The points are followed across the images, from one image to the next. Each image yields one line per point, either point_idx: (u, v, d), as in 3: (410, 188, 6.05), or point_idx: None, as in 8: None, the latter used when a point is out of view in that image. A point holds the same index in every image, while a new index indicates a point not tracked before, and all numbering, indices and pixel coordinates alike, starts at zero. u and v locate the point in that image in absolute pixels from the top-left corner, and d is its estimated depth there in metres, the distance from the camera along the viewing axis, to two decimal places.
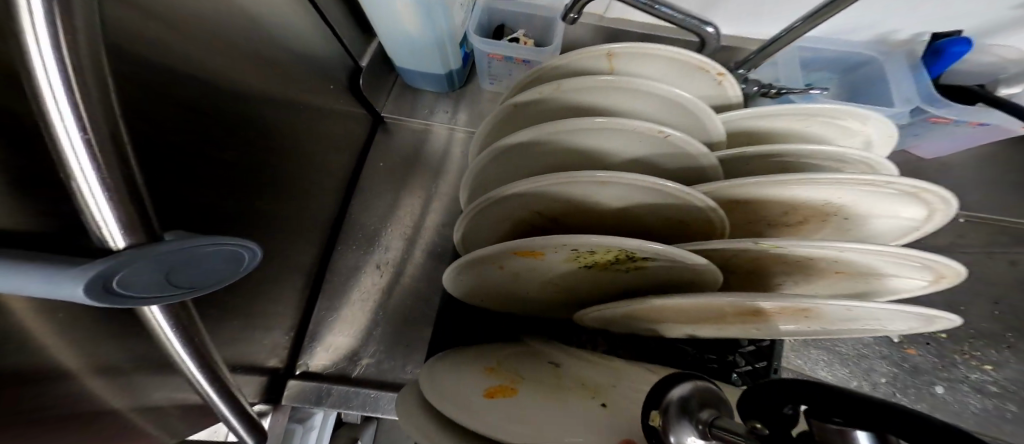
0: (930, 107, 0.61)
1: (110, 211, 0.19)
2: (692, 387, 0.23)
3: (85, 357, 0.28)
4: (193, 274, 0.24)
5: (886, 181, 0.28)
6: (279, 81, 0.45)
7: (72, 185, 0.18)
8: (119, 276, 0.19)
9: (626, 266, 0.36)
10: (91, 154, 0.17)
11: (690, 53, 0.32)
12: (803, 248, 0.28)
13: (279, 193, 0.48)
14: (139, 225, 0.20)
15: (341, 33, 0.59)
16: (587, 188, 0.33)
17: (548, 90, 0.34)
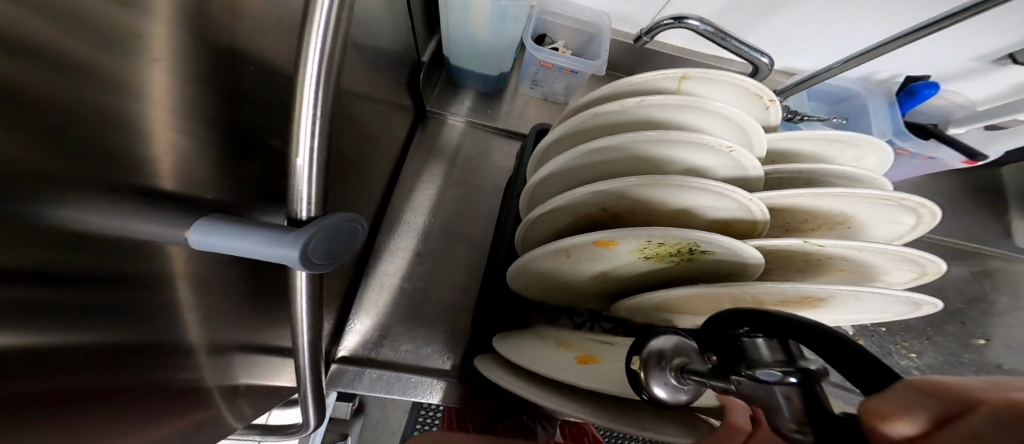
0: (899, 139, 0.76)
1: (312, 182, 0.25)
2: (670, 342, 0.33)
3: (193, 312, 0.30)
4: (338, 250, 0.26)
5: (896, 197, 0.37)
6: (373, 69, 0.48)
7: (293, 160, 0.24)
8: (310, 246, 0.23)
9: (682, 258, 0.42)
10: (315, 137, 0.23)
11: (749, 81, 0.40)
12: (837, 246, 0.37)
13: (353, 176, 0.50)
14: (321, 195, 0.26)
15: (416, 27, 0.63)
16: (664, 188, 0.39)
17: (631, 103, 0.40)
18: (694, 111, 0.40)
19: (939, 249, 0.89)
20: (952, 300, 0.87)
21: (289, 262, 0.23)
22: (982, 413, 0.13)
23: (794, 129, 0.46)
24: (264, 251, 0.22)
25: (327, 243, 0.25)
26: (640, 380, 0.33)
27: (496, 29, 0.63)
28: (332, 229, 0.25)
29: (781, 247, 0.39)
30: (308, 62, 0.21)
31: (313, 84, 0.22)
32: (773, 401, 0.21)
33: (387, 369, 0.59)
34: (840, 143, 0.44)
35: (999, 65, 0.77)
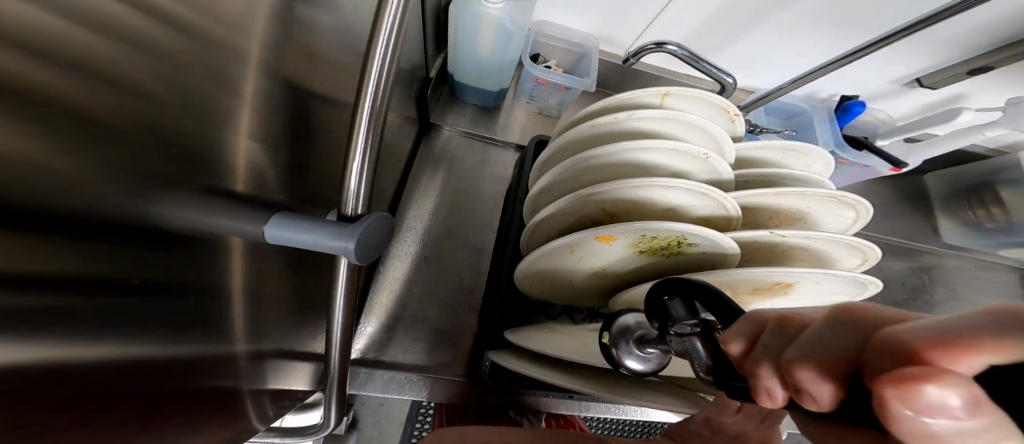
0: (839, 150, 0.87)
1: (361, 184, 0.26)
2: (632, 318, 0.40)
3: (236, 310, 0.32)
4: (382, 245, 0.29)
5: (838, 194, 0.44)
6: (396, 87, 0.53)
7: (349, 164, 0.25)
8: (361, 239, 0.26)
9: (671, 251, 0.48)
10: (367, 142, 0.25)
11: (719, 99, 0.47)
12: (796, 236, 0.44)
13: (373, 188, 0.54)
14: (367, 197, 0.28)
15: (426, 47, 0.68)
16: (655, 190, 0.45)
17: (624, 116, 0.46)
18: (676, 124, 0.47)
19: (882, 246, 1.02)
20: (899, 291, 0.99)
21: (343, 254, 0.26)
22: (770, 328, 0.20)
23: (756, 138, 0.53)
24: (325, 244, 0.25)
25: (374, 240, 0.27)
26: (613, 355, 0.39)
27: (501, 52, 0.69)
28: (377, 225, 0.28)
29: (751, 238, 0.46)
30: (369, 80, 0.24)
31: (370, 96, 0.24)
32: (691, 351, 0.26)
33: (398, 370, 0.62)
34: (794, 152, 0.52)
35: (909, 88, 0.92)
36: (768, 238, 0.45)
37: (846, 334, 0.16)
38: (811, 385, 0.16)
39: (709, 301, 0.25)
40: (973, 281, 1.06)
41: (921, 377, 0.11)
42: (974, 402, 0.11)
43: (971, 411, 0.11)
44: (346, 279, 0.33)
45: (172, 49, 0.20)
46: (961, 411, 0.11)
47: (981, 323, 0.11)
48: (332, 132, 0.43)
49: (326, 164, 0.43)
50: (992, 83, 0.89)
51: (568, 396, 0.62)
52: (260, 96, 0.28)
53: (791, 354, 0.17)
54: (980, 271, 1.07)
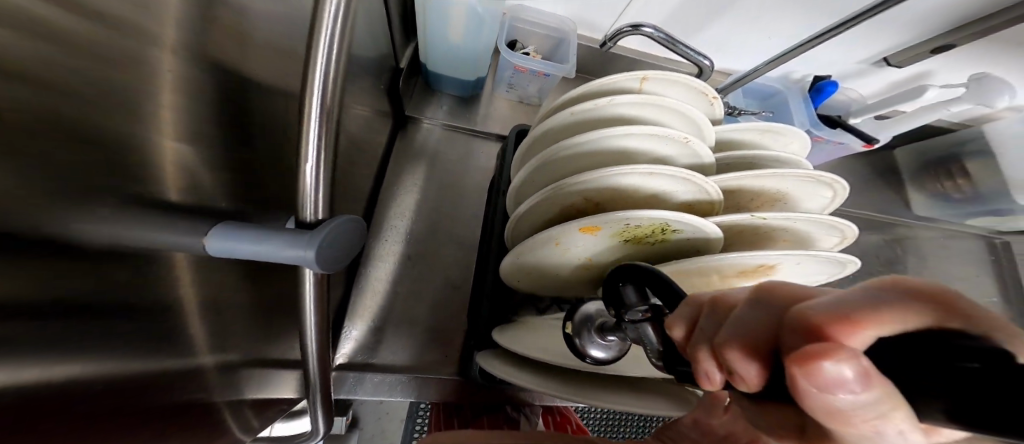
0: (815, 129, 0.88)
1: (321, 187, 0.24)
2: (594, 307, 0.42)
3: (198, 325, 0.30)
4: (350, 249, 0.27)
5: (816, 174, 0.44)
6: (358, 81, 0.50)
7: (302, 165, 0.23)
8: (324, 246, 0.24)
9: (655, 239, 0.48)
10: (320, 141, 0.23)
11: (696, 81, 0.46)
12: (776, 217, 0.44)
13: (342, 190, 0.52)
14: (327, 201, 0.26)
15: (393, 36, 0.64)
16: (636, 178, 0.44)
17: (602, 102, 0.45)
18: (655, 108, 0.46)
19: (857, 221, 1.05)
20: (876, 264, 1.02)
21: (302, 263, 0.24)
22: (705, 312, 0.22)
23: (736, 120, 0.52)
24: (281, 254, 0.23)
25: (338, 245, 0.25)
26: (578, 344, 0.41)
27: (474, 39, 0.66)
28: (342, 230, 0.26)
29: (733, 222, 0.46)
30: (316, 73, 0.21)
31: (319, 90, 0.22)
32: (644, 338, 0.28)
33: (388, 372, 0.62)
34: (772, 133, 0.52)
35: (877, 67, 0.93)
36: (749, 221, 0.45)
37: (764, 313, 0.18)
38: (740, 364, 0.18)
39: (658, 287, 0.28)
40: (944, 249, 1.10)
41: (827, 357, 0.13)
42: (866, 375, 0.12)
43: (865, 382, 0.12)
44: (314, 288, 0.30)
45: (82, 41, 0.17)
46: (856, 385, 0.12)
47: (863, 302, 0.14)
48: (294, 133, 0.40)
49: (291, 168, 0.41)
50: (959, 60, 0.90)
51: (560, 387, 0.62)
52: (196, 93, 0.26)
53: (723, 337, 0.19)
54: (950, 240, 1.12)
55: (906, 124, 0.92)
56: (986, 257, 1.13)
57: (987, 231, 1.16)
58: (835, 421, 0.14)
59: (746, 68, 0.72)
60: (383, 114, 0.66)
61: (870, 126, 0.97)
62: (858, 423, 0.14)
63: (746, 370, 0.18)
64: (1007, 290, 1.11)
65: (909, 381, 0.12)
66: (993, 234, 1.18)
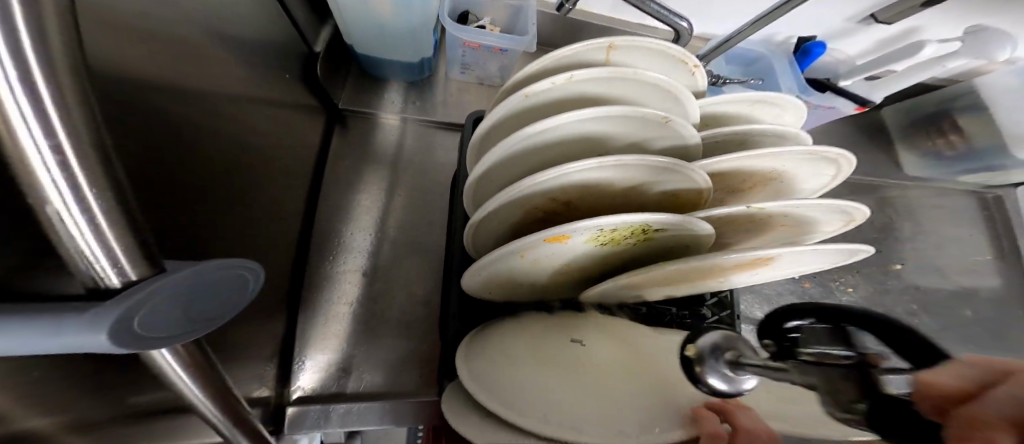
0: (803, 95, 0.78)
1: (111, 245, 0.16)
2: (720, 337, 0.37)
3: (30, 422, 0.23)
4: (199, 306, 0.20)
5: (821, 150, 0.37)
6: (234, 71, 0.39)
7: (48, 210, 0.14)
8: (140, 316, 0.17)
9: (636, 239, 0.40)
10: (64, 172, 0.13)
11: (673, 46, 0.37)
12: (775, 205, 0.37)
13: (245, 206, 0.43)
14: (136, 251, 0.17)
15: (293, 13, 0.54)
16: (607, 170, 0.36)
17: (561, 80, 0.35)
18: (627, 82, 0.37)
19: (850, 187, 1.00)
20: (871, 232, 0.98)
21: (96, 348, 0.16)
22: None
23: (731, 91, 0.43)
24: (49, 344, 0.15)
25: (174, 304, 0.18)
26: (693, 371, 0.37)
27: (404, 11, 0.55)
28: (195, 281, 0.19)
29: (723, 214, 0.39)
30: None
31: (20, 93, 0.11)
32: (825, 384, 0.23)
33: (352, 400, 0.56)
34: (765, 104, 0.44)
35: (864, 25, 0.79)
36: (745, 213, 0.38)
37: None
38: None
39: (885, 333, 0.22)
40: (939, 208, 1.06)
41: None
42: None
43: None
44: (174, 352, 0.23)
45: None
46: None
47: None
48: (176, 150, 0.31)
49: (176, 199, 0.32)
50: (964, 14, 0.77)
51: None
52: None
53: None
54: (944, 199, 1.07)
55: (898, 85, 0.83)
56: (978, 213, 1.09)
57: (979, 186, 1.11)
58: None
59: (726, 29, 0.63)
60: (304, 111, 0.57)
61: (861, 87, 0.86)
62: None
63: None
64: (1000, 245, 1.08)
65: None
66: (984, 188, 1.14)
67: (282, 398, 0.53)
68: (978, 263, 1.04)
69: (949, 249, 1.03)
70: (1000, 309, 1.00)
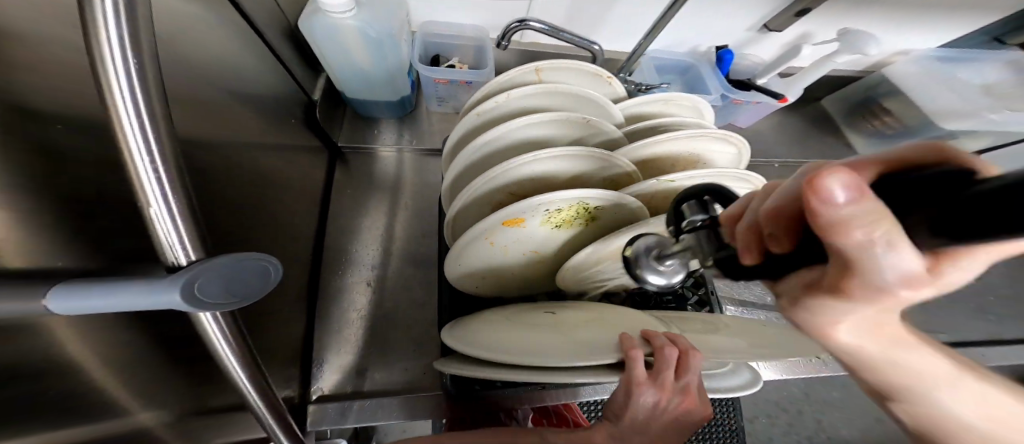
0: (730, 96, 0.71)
1: (181, 231, 0.22)
2: (652, 238, 0.40)
3: (128, 380, 0.31)
4: (240, 286, 0.26)
5: (710, 131, 0.46)
6: (248, 127, 0.50)
7: (147, 212, 0.21)
8: (197, 284, 0.23)
9: (584, 219, 0.47)
10: (160, 184, 0.21)
11: (586, 63, 0.47)
12: (683, 177, 0.45)
13: (264, 229, 0.52)
14: (201, 243, 0.24)
15: (291, 69, 0.61)
16: (547, 163, 0.44)
17: (501, 99, 0.45)
18: (555, 95, 0.47)
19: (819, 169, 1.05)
20: None
21: (170, 307, 0.22)
22: (763, 195, 0.22)
23: (645, 95, 0.52)
24: (139, 302, 0.21)
25: (225, 281, 0.24)
26: (634, 275, 0.40)
27: (381, 61, 0.60)
28: (234, 267, 0.25)
29: (643, 192, 0.46)
30: (117, 100, 0.19)
31: (137, 134, 0.19)
32: (696, 243, 0.28)
33: (367, 396, 0.62)
34: (676, 103, 0.52)
35: (763, 34, 0.73)
36: (658, 186, 0.46)
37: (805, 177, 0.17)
38: (786, 231, 0.18)
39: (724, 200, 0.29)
40: None
41: (822, 176, 0.12)
42: (856, 188, 0.12)
43: (858, 196, 0.12)
44: (229, 341, 0.30)
45: None
46: (848, 203, 0.12)
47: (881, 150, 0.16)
48: (208, 189, 0.40)
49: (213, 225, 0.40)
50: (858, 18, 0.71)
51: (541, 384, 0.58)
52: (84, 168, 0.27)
53: (772, 210, 0.19)
54: None
55: (808, 81, 0.70)
56: None
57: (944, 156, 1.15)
58: (859, 264, 0.14)
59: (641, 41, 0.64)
60: (307, 150, 0.68)
61: (777, 84, 0.74)
62: (885, 255, 0.13)
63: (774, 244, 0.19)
64: None
65: (918, 200, 0.13)
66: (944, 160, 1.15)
67: (303, 397, 0.60)
68: None
69: None
70: (1003, 277, 0.96)
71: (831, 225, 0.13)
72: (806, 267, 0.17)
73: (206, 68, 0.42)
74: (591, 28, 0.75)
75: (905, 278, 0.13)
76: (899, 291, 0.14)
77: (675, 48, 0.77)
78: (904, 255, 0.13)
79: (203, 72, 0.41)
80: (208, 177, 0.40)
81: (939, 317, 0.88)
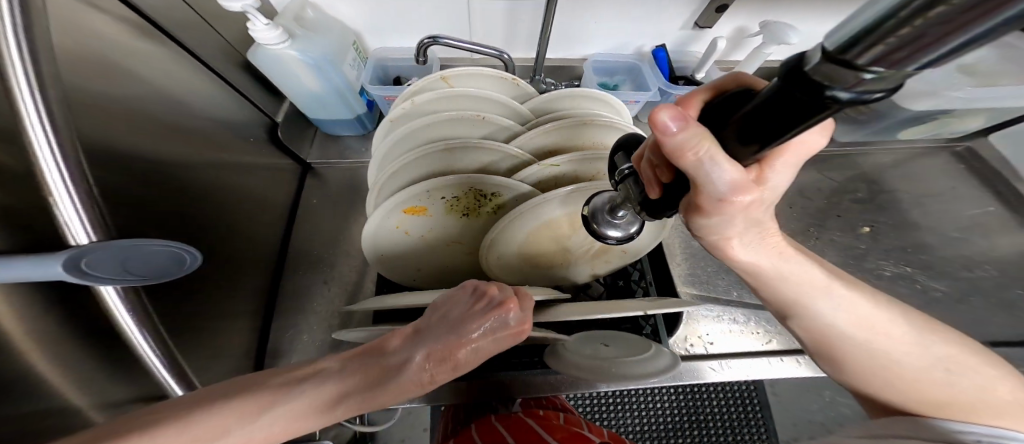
0: (672, 91, 0.74)
1: (81, 214, 0.35)
2: (605, 196, 0.45)
3: (42, 342, 0.35)
4: (131, 265, 0.37)
5: (588, 119, 0.49)
6: (199, 139, 0.56)
7: (58, 210, 0.34)
8: (85, 259, 0.33)
9: (489, 207, 0.50)
10: (69, 189, 0.34)
11: (488, 69, 0.52)
12: (566, 160, 0.49)
13: (221, 230, 0.58)
14: (101, 227, 0.36)
15: (251, 96, 0.69)
16: (444, 157, 0.49)
17: (408, 104, 0.50)
18: (460, 99, 0.51)
19: (831, 158, 0.94)
20: (860, 191, 0.91)
21: (60, 274, 0.32)
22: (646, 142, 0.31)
23: (555, 92, 0.55)
24: (31, 271, 0.31)
25: (116, 259, 0.35)
26: (595, 231, 0.44)
27: (325, 83, 0.69)
28: (124, 247, 0.35)
29: (537, 178, 0.50)
30: (32, 135, 0.32)
31: (50, 158, 0.33)
32: (631, 190, 0.34)
33: None
34: (580, 97, 0.54)
35: (699, 31, 0.75)
36: (543, 170, 0.49)
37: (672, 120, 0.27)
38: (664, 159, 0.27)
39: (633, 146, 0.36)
40: (911, 167, 0.95)
41: (660, 110, 0.20)
42: (681, 120, 0.21)
43: (682, 126, 0.21)
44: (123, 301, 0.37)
45: None
46: (676, 127, 0.21)
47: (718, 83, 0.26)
48: (147, 197, 0.46)
49: (147, 233, 0.45)
50: (789, 11, 0.72)
51: (496, 373, 0.62)
52: None
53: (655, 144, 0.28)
54: (918, 162, 0.96)
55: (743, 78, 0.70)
56: (964, 169, 0.96)
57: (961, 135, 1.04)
58: (702, 179, 0.23)
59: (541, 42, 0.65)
60: (273, 164, 0.73)
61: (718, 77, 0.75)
62: (709, 169, 0.22)
63: (664, 175, 0.28)
64: None
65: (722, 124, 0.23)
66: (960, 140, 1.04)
67: None
68: (1000, 210, 0.91)
69: (958, 198, 0.92)
70: None
71: (676, 146, 0.21)
72: (683, 192, 0.27)
73: (146, 90, 0.48)
74: (532, 36, 0.78)
75: (730, 184, 0.23)
76: (732, 196, 0.24)
77: (619, 51, 0.80)
78: (723, 166, 0.22)
79: (144, 93, 0.48)
80: (149, 186, 0.46)
81: (959, 314, 0.77)
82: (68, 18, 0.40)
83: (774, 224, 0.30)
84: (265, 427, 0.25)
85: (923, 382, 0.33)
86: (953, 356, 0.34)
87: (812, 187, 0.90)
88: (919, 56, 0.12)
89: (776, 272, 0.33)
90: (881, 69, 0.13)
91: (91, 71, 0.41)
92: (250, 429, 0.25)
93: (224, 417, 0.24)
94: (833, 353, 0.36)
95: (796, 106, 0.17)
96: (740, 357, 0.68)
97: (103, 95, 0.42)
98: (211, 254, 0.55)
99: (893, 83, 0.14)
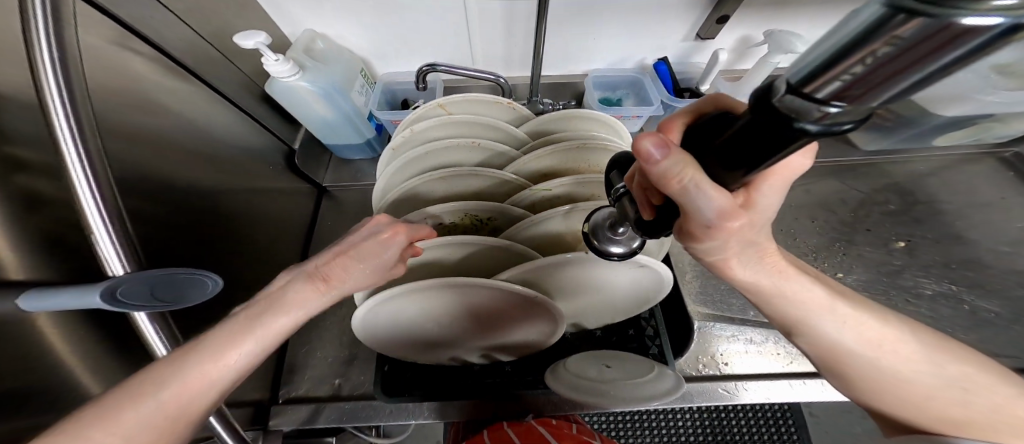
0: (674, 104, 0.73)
1: (116, 247, 0.37)
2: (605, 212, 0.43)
3: (79, 361, 0.39)
4: (160, 291, 0.39)
5: (582, 141, 0.49)
6: (223, 166, 0.61)
7: (99, 245, 0.37)
8: (119, 287, 0.36)
9: (485, 230, 0.52)
10: (106, 224, 0.37)
11: (481, 94, 0.53)
12: (559, 183, 0.49)
13: (242, 251, 0.63)
14: (134, 258, 0.38)
15: (270, 125, 0.75)
16: (441, 182, 0.50)
17: (406, 132, 0.52)
18: (456, 125, 0.53)
19: (856, 168, 0.88)
20: (893, 202, 0.85)
21: (98, 303, 0.35)
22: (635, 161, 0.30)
23: (550, 113, 0.56)
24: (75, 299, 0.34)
25: (147, 287, 0.38)
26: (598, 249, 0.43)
27: (336, 110, 0.73)
28: (155, 277, 0.38)
29: (531, 201, 0.51)
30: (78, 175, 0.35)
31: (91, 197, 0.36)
32: (625, 209, 0.31)
33: (342, 401, 0.65)
34: (574, 118, 0.55)
35: (701, 42, 0.74)
36: (536, 194, 0.50)
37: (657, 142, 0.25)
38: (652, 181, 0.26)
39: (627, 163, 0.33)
40: (950, 174, 0.88)
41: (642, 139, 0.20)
42: (665, 148, 0.20)
43: (667, 153, 0.20)
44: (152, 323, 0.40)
45: None
46: (660, 155, 0.20)
47: (695, 107, 0.25)
48: (173, 223, 0.51)
49: (176, 252, 0.50)
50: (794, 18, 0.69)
51: (500, 392, 0.62)
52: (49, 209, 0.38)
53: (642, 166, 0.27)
54: (959, 168, 0.89)
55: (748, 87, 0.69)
56: (1014, 176, 0.87)
57: None
58: (688, 206, 0.21)
59: (539, 63, 0.67)
60: (291, 189, 0.78)
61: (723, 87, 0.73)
62: (695, 197, 0.21)
63: (653, 196, 0.27)
64: None
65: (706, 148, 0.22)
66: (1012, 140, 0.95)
67: (270, 398, 0.65)
68: None
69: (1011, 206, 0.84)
70: None
71: (661, 174, 0.20)
72: (673, 216, 0.25)
73: (177, 125, 0.54)
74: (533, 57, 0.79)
75: (718, 212, 0.21)
76: (724, 222, 0.22)
77: (620, 65, 0.80)
78: (710, 195, 0.21)
79: (174, 127, 0.53)
80: (178, 211, 0.51)
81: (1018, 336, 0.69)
82: (108, 63, 0.46)
83: (772, 243, 0.29)
84: (189, 366, 0.27)
85: (931, 402, 0.32)
86: (966, 375, 0.32)
87: (836, 200, 0.85)
88: (879, 91, 0.11)
89: (778, 291, 0.31)
90: (842, 103, 0.12)
91: (126, 108, 0.46)
92: (179, 378, 0.26)
93: (146, 380, 0.26)
94: (844, 373, 0.34)
95: (770, 132, 0.15)
96: (759, 379, 0.64)
97: (134, 128, 0.47)
98: (231, 274, 0.60)
99: (860, 114, 0.13)
